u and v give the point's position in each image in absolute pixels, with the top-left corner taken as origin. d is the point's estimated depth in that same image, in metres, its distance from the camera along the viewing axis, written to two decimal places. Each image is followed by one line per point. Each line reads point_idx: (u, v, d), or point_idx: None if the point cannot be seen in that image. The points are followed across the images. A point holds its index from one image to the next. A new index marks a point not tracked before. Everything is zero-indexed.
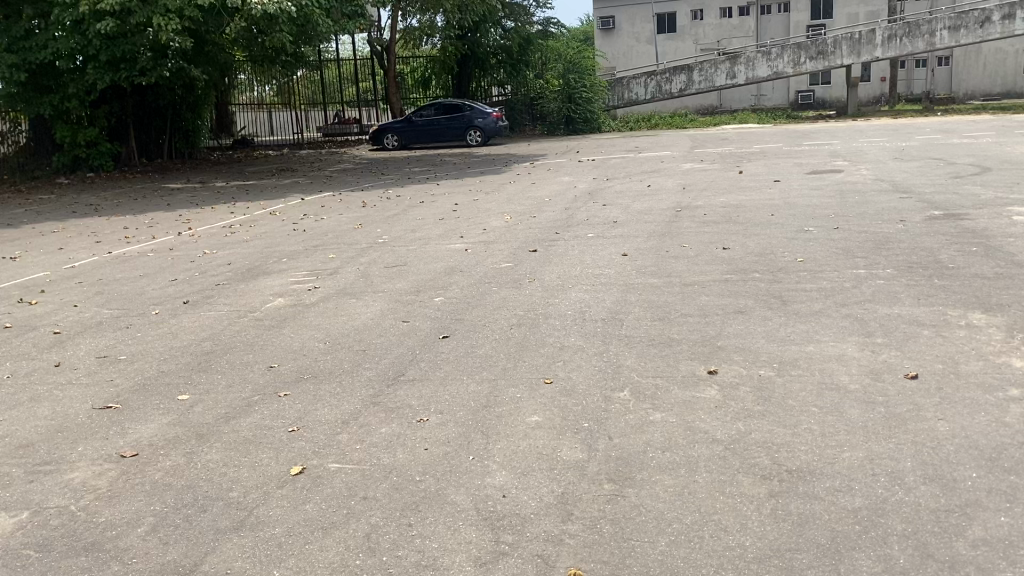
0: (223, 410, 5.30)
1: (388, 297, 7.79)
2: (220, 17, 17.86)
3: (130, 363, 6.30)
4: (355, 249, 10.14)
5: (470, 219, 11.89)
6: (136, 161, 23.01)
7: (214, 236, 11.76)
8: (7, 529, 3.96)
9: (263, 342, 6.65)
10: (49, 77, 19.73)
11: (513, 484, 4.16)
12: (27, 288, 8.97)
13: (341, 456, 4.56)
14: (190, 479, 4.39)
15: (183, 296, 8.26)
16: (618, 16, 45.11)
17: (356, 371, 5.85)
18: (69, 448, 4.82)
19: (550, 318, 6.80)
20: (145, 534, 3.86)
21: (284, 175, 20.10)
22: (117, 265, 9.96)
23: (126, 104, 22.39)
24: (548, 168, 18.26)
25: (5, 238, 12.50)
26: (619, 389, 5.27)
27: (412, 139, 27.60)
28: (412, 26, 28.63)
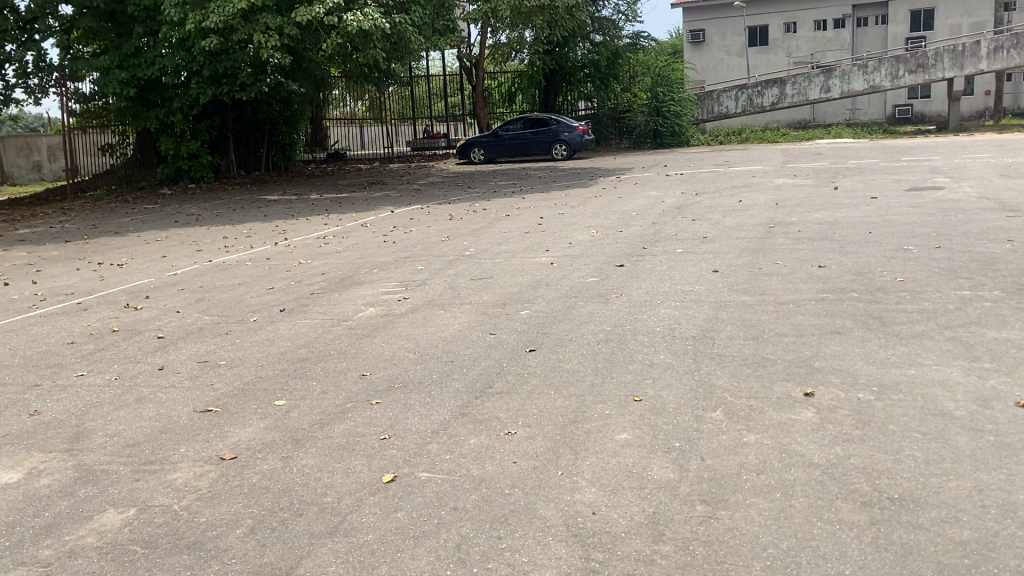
0: (318, 415, 5.43)
1: (475, 309, 7.85)
2: (317, 35, 18.42)
3: (229, 368, 6.51)
4: (443, 261, 10.26)
5: (556, 232, 11.89)
6: (234, 172, 23.86)
7: (308, 246, 12.09)
8: (114, 524, 4.13)
9: (355, 350, 6.79)
10: (155, 92, 20.69)
11: (603, 501, 4.12)
12: (133, 293, 9.38)
13: (431, 466, 4.61)
14: (284, 483, 4.50)
15: (280, 304, 8.51)
16: (708, 29, 44.74)
17: (446, 382, 5.91)
18: (172, 449, 5.01)
19: (638, 335, 6.74)
20: (244, 535, 3.97)
21: (374, 188, 20.52)
22: (217, 273, 10.33)
23: (226, 118, 23.29)
24: (635, 182, 18.15)
25: (113, 245, 13.12)
26: (710, 409, 5.18)
27: (497, 153, 27.84)
28: (500, 42, 29.14)
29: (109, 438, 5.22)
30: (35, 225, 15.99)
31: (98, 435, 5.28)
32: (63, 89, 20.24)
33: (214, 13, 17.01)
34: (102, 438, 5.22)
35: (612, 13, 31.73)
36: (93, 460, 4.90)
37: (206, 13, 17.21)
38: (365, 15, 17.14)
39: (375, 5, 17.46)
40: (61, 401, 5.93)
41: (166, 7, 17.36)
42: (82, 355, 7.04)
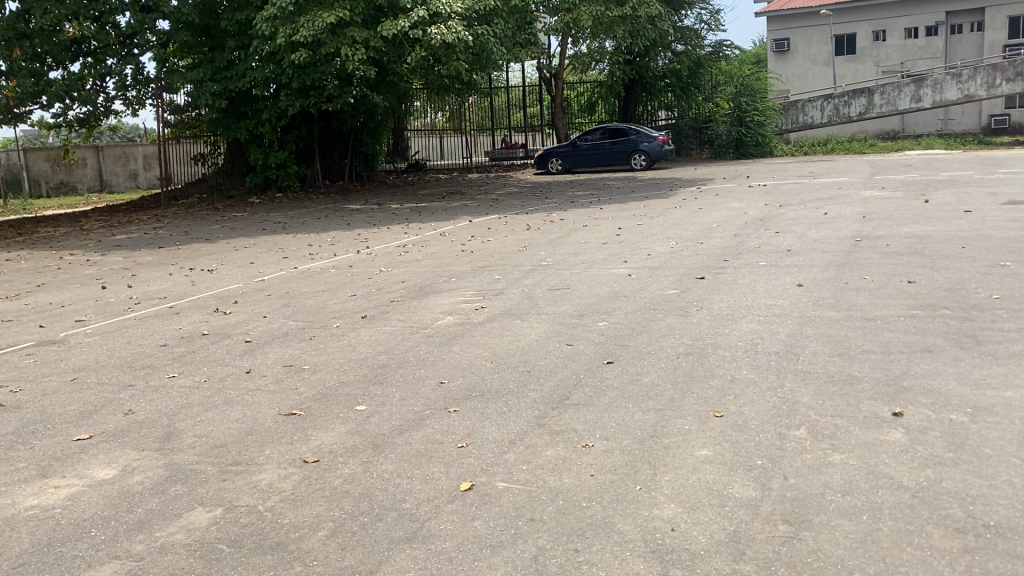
0: (398, 421, 5.50)
1: (552, 320, 7.85)
2: (401, 48, 18.77)
3: (312, 372, 6.67)
4: (520, 271, 10.30)
5: (635, 244, 11.80)
6: (319, 182, 24.41)
7: (388, 254, 12.29)
8: (202, 522, 4.27)
9: (434, 358, 6.86)
10: (246, 104, 21.39)
11: (682, 517, 4.07)
12: (222, 298, 9.69)
13: (508, 475, 4.62)
14: (365, 487, 4.57)
15: (362, 310, 8.67)
16: (793, 39, 43.98)
17: (523, 392, 5.91)
18: (258, 451, 5.15)
19: (720, 349, 6.63)
20: (325, 538, 4.05)
21: (453, 198, 20.69)
22: (302, 280, 10.58)
23: (312, 128, 23.86)
24: (716, 193, 17.87)
25: (204, 251, 13.57)
26: (794, 427, 5.06)
27: (575, 163, 27.82)
28: (580, 52, 29.17)
29: (198, 438, 5.40)
30: (131, 231, 16.66)
31: (188, 435, 5.46)
32: (159, 100, 21.08)
33: (303, 27, 17.52)
34: (192, 439, 5.40)
35: (694, 22, 31.37)
36: (183, 460, 5.07)
37: (296, 27, 17.73)
38: (449, 28, 17.38)
39: (458, 18, 17.69)
40: (154, 401, 6.16)
41: (258, 21, 17.95)
42: (174, 357, 7.31)
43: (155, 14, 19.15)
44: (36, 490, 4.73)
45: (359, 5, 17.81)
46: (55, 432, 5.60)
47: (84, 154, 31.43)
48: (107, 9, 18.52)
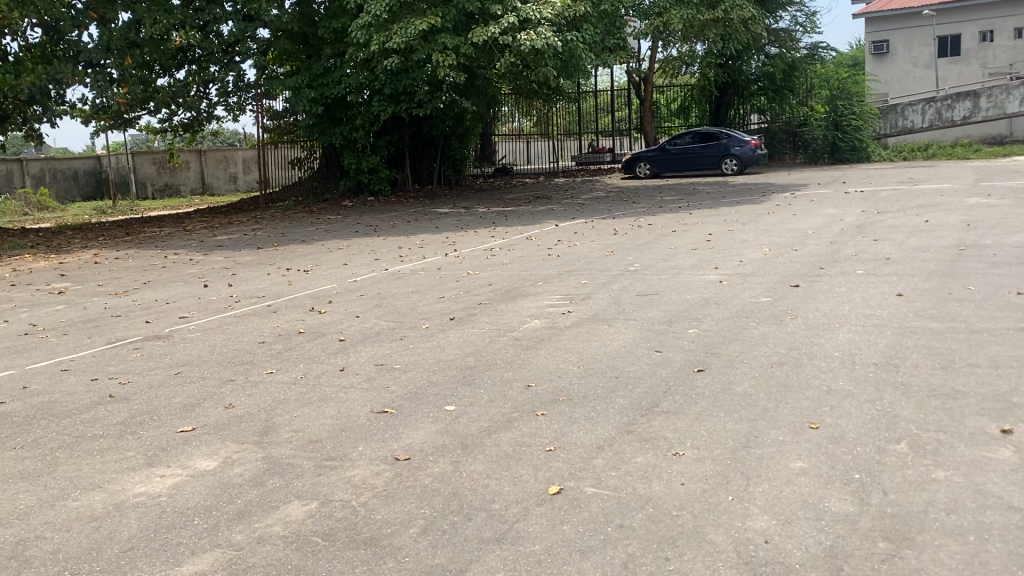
0: (487, 423, 5.55)
1: (640, 326, 7.79)
2: (491, 53, 18.94)
3: (403, 371, 6.79)
4: (607, 276, 10.28)
5: (727, 250, 11.59)
6: (409, 186, 24.84)
7: (476, 257, 12.41)
8: (299, 516, 4.38)
9: (521, 361, 6.90)
10: (340, 109, 21.95)
11: (776, 530, 3.98)
12: (316, 297, 9.96)
13: (597, 481, 4.60)
14: (454, 487, 4.62)
15: (450, 312, 8.79)
16: (893, 40, 42.57)
17: (611, 397, 5.89)
18: (351, 447, 5.27)
19: (815, 359, 6.47)
20: (417, 534, 4.12)
21: (540, 202, 20.73)
22: (393, 281, 10.78)
23: (403, 133, 24.33)
24: (811, 199, 17.40)
25: (299, 252, 13.98)
26: (893, 441, 4.89)
27: (664, 167, 27.55)
28: (672, 54, 28.83)
29: (294, 433, 5.56)
30: (231, 232, 17.27)
31: (285, 430, 5.63)
32: (258, 105, 21.77)
33: (396, 34, 17.84)
34: (288, 433, 5.56)
35: (789, 24, 30.68)
36: (281, 453, 5.24)
37: (389, 35, 18.05)
38: (538, 33, 17.36)
39: (548, 24, 17.57)
40: (253, 396, 6.38)
41: (353, 29, 18.41)
42: (271, 353, 7.55)
43: (256, 22, 19.74)
44: (144, 479, 4.94)
45: (451, 11, 18.04)
46: (162, 423, 5.85)
47: (188, 158, 32.75)
48: (211, 18, 19.21)
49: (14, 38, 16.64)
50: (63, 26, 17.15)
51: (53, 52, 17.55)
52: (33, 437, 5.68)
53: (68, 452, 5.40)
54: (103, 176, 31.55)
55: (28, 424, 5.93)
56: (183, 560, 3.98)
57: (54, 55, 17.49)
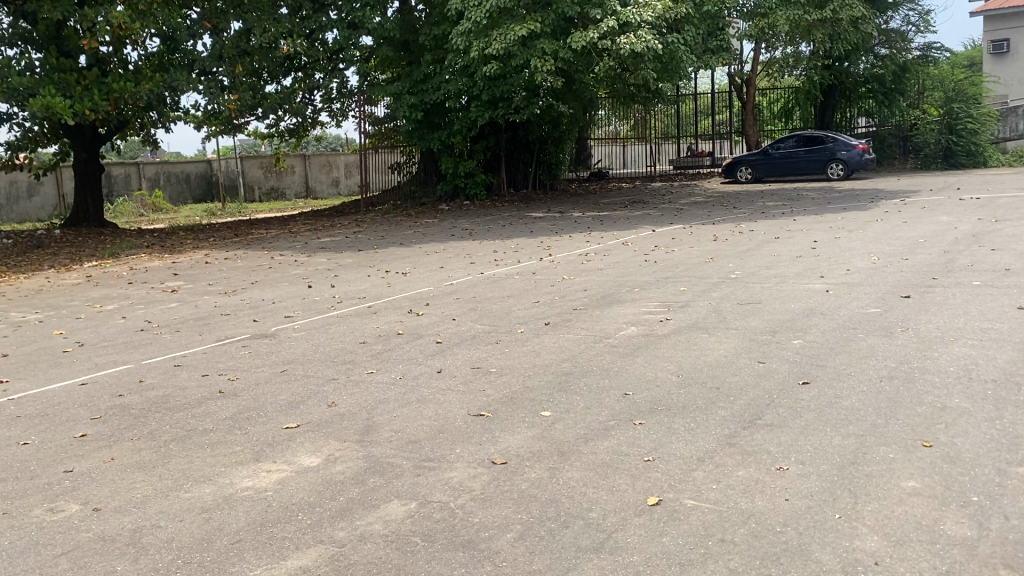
0: (584, 430, 5.52)
1: (742, 336, 7.61)
2: (590, 58, 18.88)
3: (499, 375, 6.82)
4: (706, 283, 10.09)
5: (832, 258, 11.22)
6: (505, 190, 25.00)
7: (571, 262, 12.38)
8: (399, 515, 4.45)
9: (618, 369, 6.82)
10: (439, 115, 22.27)
11: (886, 551, 3.82)
12: (415, 300, 10.11)
13: (697, 494, 4.51)
14: (551, 493, 4.61)
15: (546, 317, 8.78)
16: (1013, 39, 40.58)
17: (712, 409, 5.77)
18: (449, 449, 5.32)
19: (928, 374, 6.19)
20: (513, 540, 4.12)
21: (636, 207, 20.54)
22: (489, 285, 10.86)
23: (500, 138, 24.51)
24: (922, 206, 16.69)
25: (398, 255, 14.23)
26: (1016, 463, 4.63)
27: (766, 172, 26.92)
28: (774, 57, 28.16)
29: (394, 433, 5.65)
30: (333, 235, 17.74)
31: (385, 430, 5.73)
32: (361, 112, 22.31)
33: (496, 41, 17.95)
34: (388, 433, 5.66)
35: (902, 25, 29.52)
36: (381, 452, 5.33)
37: (489, 41, 18.20)
38: (638, 37, 17.23)
39: (648, 27, 17.49)
40: (354, 395, 6.52)
41: (454, 35, 18.68)
42: (372, 354, 7.71)
43: (359, 30, 20.26)
44: (252, 473, 5.11)
45: (550, 16, 18.07)
46: (269, 420, 6.04)
47: (293, 162, 33.83)
48: (317, 27, 19.85)
49: (134, 47, 17.52)
50: (180, 35, 17.97)
51: (170, 60, 18.40)
52: (150, 430, 5.95)
53: (181, 444, 5.63)
54: (213, 179, 32.87)
55: (145, 417, 6.22)
56: (288, 554, 4.09)
57: (171, 64, 18.33)
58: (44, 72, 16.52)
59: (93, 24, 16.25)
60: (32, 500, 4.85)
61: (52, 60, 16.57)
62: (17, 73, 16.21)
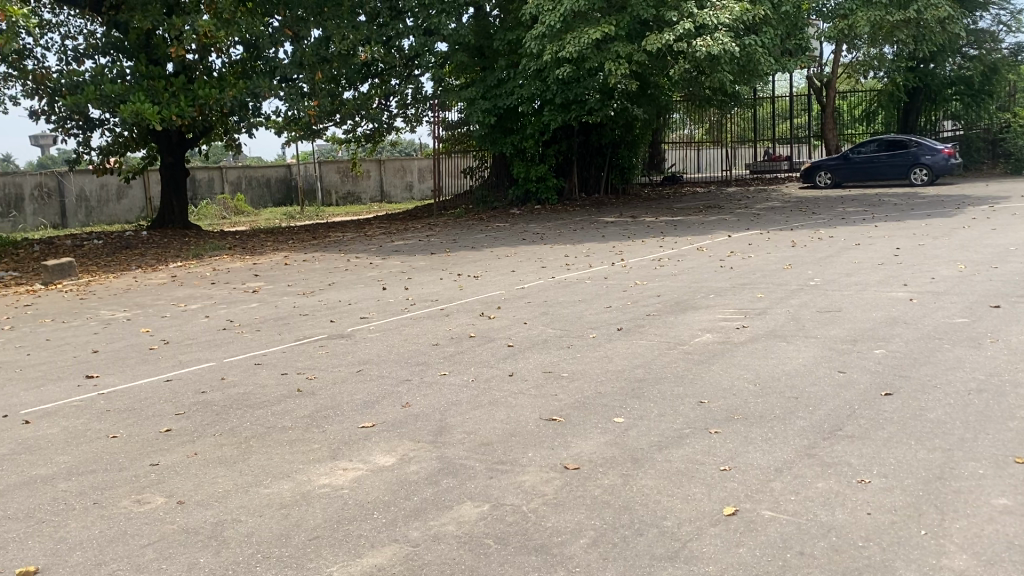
0: (658, 438, 5.46)
1: (821, 344, 7.44)
2: (665, 60, 18.72)
3: (571, 380, 6.80)
4: (785, 290, 9.88)
5: (916, 266, 10.86)
6: (576, 194, 24.93)
7: (644, 267, 12.28)
8: (472, 517, 4.48)
9: (693, 376, 6.73)
10: (512, 119, 22.37)
11: (977, 571, 3.68)
12: (487, 303, 10.17)
13: (775, 505, 4.42)
14: (625, 500, 4.58)
15: (618, 322, 8.72)
16: None
17: (790, 418, 5.65)
18: (522, 452, 5.33)
19: (1020, 387, 5.94)
20: (587, 545, 4.10)
21: (710, 212, 20.25)
22: (561, 289, 10.85)
23: (573, 142, 24.49)
24: (1013, 212, 16.04)
25: (470, 258, 14.33)
26: None
27: (846, 177, 26.26)
28: (856, 59, 27.47)
29: (467, 435, 5.69)
30: (407, 238, 17.97)
31: (458, 431, 5.77)
32: (435, 117, 22.56)
33: (570, 44, 17.88)
34: (461, 434, 5.70)
35: (990, 24, 28.50)
36: (454, 454, 5.38)
37: (562, 44, 18.17)
38: (715, 40, 16.99)
39: (726, 29, 17.24)
40: (428, 396, 6.58)
41: (528, 40, 18.72)
42: (445, 356, 7.78)
43: (435, 36, 20.46)
44: (328, 471, 5.20)
45: (625, 19, 17.99)
46: (346, 418, 6.14)
47: (369, 167, 34.53)
48: (394, 33, 20.18)
49: (218, 55, 18.05)
50: (262, 43, 18.44)
51: (253, 67, 18.89)
52: (232, 426, 6.11)
53: (261, 441, 5.77)
54: (292, 184, 33.69)
55: (226, 414, 6.39)
56: (363, 552, 4.15)
57: (253, 71, 18.81)
58: (134, 80, 17.18)
59: (180, 33, 16.79)
60: (121, 491, 5.04)
61: (141, 68, 17.23)
62: (109, 80, 16.89)
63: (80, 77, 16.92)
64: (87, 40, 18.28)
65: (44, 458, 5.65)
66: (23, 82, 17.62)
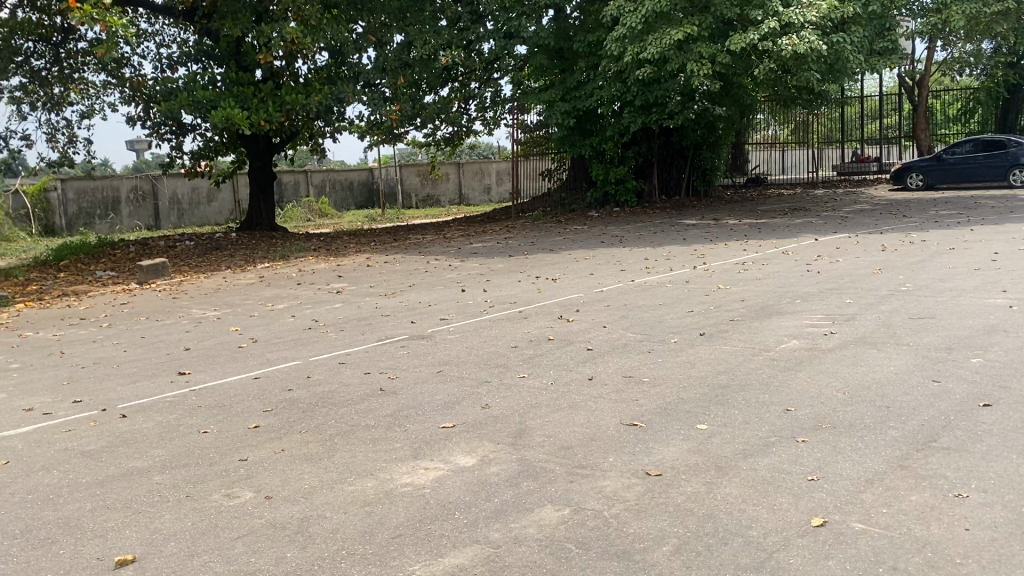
0: (742, 446, 5.35)
1: (914, 352, 7.17)
2: (749, 60, 18.40)
3: (652, 386, 6.71)
4: (875, 295, 9.57)
5: (1015, 271, 10.38)
6: (656, 197, 24.67)
7: (727, 271, 12.07)
8: (553, 520, 4.47)
9: (779, 384, 6.56)
10: (592, 121, 22.28)
11: None
12: (566, 306, 10.15)
13: (866, 517, 4.27)
14: (709, 508, 4.50)
15: (700, 327, 8.59)
16: None
17: (881, 428, 5.46)
18: (603, 457, 5.29)
19: None
20: (669, 553, 4.04)
21: (795, 215, 19.75)
22: (641, 293, 10.73)
23: (653, 144, 24.26)
24: None
25: (548, 261, 14.33)
26: None
27: (939, 178, 25.30)
28: (950, 55, 26.47)
29: (546, 438, 5.68)
30: (486, 240, 18.09)
31: (538, 434, 5.77)
32: (513, 120, 22.65)
33: (651, 45, 17.67)
34: (541, 438, 5.70)
35: None
36: (534, 457, 5.37)
37: (644, 45, 17.97)
38: (801, 38, 16.64)
39: (812, 27, 16.86)
40: (507, 398, 6.60)
41: (608, 42, 18.58)
42: (524, 358, 7.79)
43: (515, 39, 20.57)
44: (410, 470, 5.25)
45: (708, 19, 17.73)
46: (427, 419, 6.20)
47: (448, 170, 35.05)
48: (475, 37, 20.38)
49: (305, 61, 18.50)
50: (347, 50, 18.80)
51: (338, 73, 19.27)
52: (316, 424, 6.24)
53: (345, 439, 5.87)
54: (374, 187, 34.32)
55: (312, 411, 6.53)
56: (444, 552, 4.18)
57: (338, 76, 19.24)
58: (225, 87, 17.74)
59: (269, 40, 17.24)
60: (212, 485, 5.20)
61: (231, 75, 17.79)
62: (200, 87, 17.49)
63: (173, 84, 17.56)
64: (181, 48, 18.96)
65: (140, 451, 5.88)
66: (121, 89, 18.40)
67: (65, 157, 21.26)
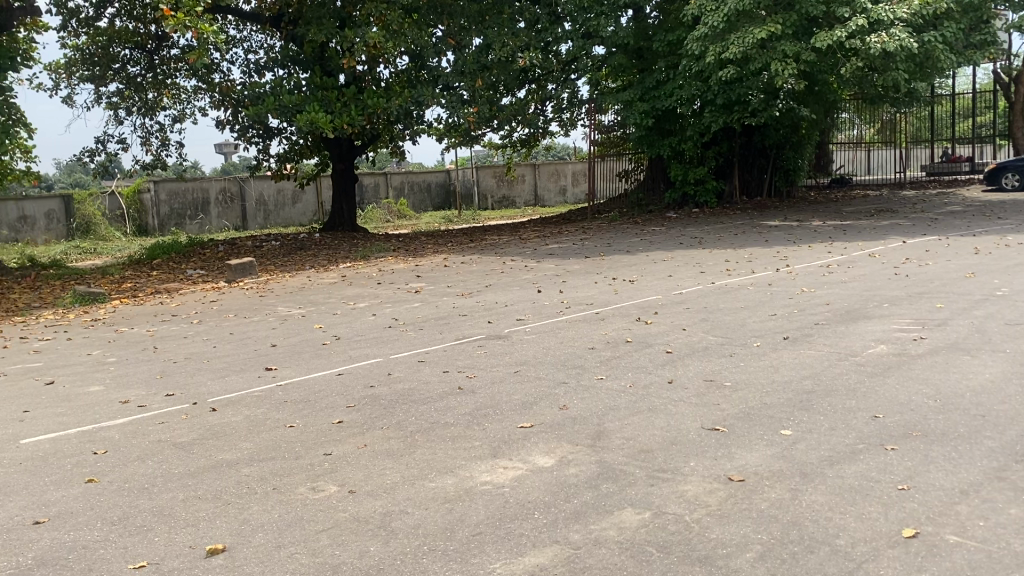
0: (828, 453, 5.21)
1: (1011, 359, 6.88)
2: (834, 59, 17.96)
3: (734, 391, 6.59)
4: (968, 300, 9.22)
5: None
6: (737, 198, 24.22)
7: (810, 274, 11.79)
8: (633, 522, 4.44)
9: (867, 390, 6.37)
10: (670, 121, 22.05)
11: None
12: (644, 308, 10.06)
13: (960, 529, 4.12)
14: (794, 515, 4.40)
15: (784, 331, 8.42)
16: None
17: (976, 438, 5.25)
18: (683, 462, 5.23)
19: None
20: (754, 560, 3.97)
21: (883, 216, 19.13)
22: (721, 296, 10.55)
23: (733, 144, 23.83)
24: None
25: (625, 262, 14.22)
26: None
27: None
28: None
29: (625, 441, 5.64)
30: (563, 241, 18.05)
31: (617, 437, 5.73)
32: (590, 121, 22.57)
33: (734, 45, 17.37)
34: (619, 440, 5.66)
35: None
36: (613, 459, 5.34)
37: (726, 45, 17.68)
38: (892, 36, 16.21)
39: (902, 24, 16.42)
40: (586, 399, 6.58)
41: (689, 41, 18.36)
42: (602, 360, 7.75)
43: (594, 39, 20.54)
44: (489, 469, 5.29)
45: (792, 17, 17.36)
46: (506, 418, 6.23)
47: (524, 171, 35.14)
48: (553, 38, 20.44)
49: (386, 65, 18.81)
50: (427, 53, 19.04)
51: (417, 77, 19.51)
52: (397, 420, 6.34)
53: (425, 436, 5.94)
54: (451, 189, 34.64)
55: (392, 408, 6.63)
56: (525, 552, 4.19)
57: (418, 79, 19.51)
58: (309, 91, 18.15)
59: (352, 45, 17.59)
60: (298, 478, 5.33)
61: (316, 80, 18.20)
62: (286, 91, 17.93)
63: (261, 88, 18.03)
64: (267, 54, 19.50)
65: (229, 444, 6.07)
66: (212, 95, 19.03)
67: (158, 160, 22.07)
